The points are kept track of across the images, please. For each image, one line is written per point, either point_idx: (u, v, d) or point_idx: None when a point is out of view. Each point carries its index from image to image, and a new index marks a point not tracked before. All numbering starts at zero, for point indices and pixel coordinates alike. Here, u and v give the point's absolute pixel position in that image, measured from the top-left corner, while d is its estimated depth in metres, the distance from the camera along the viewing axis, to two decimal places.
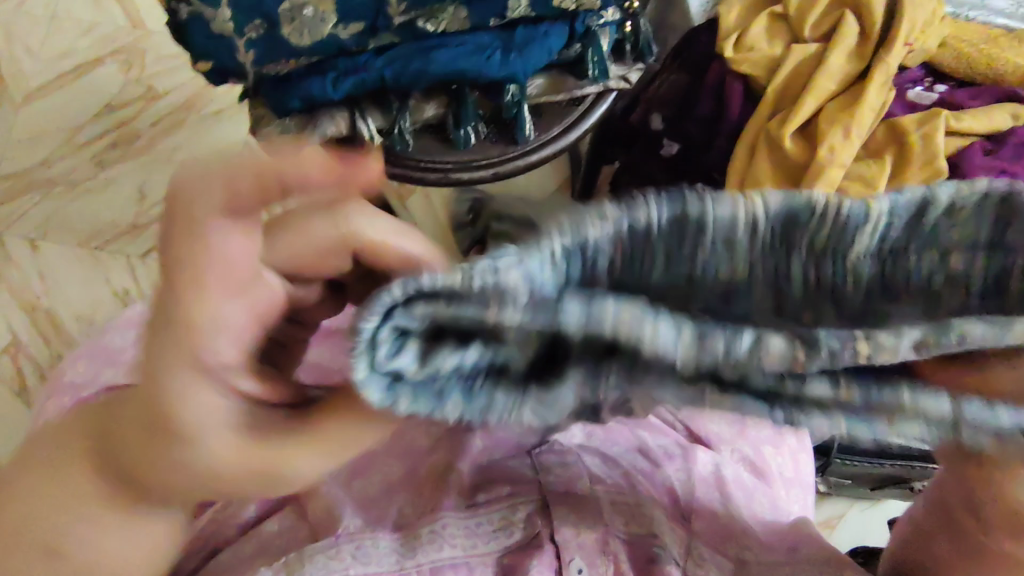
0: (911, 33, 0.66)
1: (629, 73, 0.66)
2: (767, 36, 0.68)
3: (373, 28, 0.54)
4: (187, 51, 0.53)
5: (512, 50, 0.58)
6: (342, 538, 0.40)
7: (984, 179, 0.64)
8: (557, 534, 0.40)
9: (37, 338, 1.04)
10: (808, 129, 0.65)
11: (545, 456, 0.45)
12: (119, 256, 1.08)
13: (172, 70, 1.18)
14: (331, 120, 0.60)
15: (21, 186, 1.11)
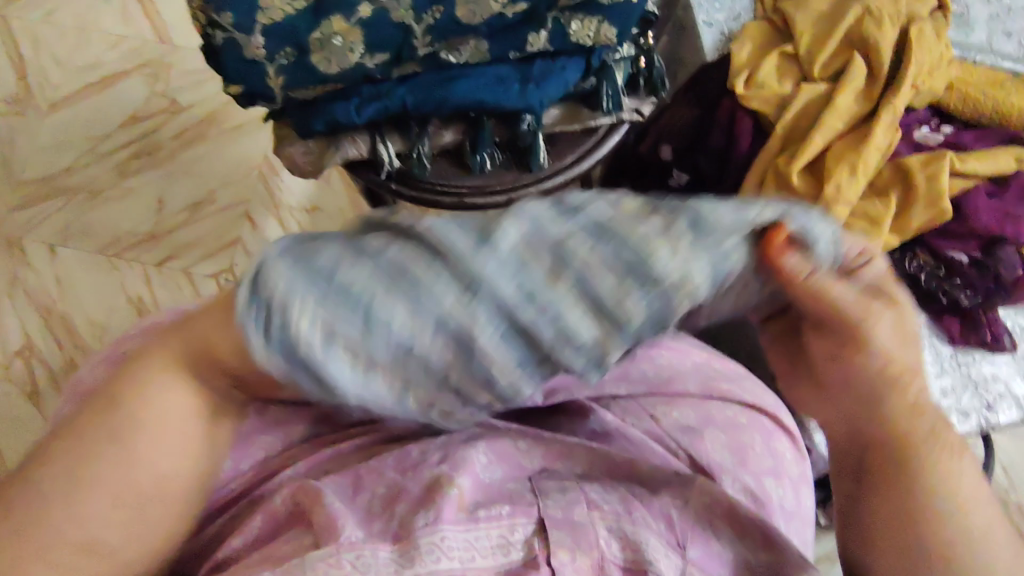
0: (918, 77, 0.67)
1: (642, 105, 0.68)
2: (777, 74, 0.70)
3: (399, 59, 0.56)
4: (219, 74, 0.55)
5: (530, 82, 0.60)
6: (343, 548, 0.40)
7: (988, 221, 0.65)
8: (555, 558, 0.42)
9: (52, 342, 1.06)
10: (817, 165, 0.67)
11: (542, 481, 0.48)
12: (134, 264, 1.11)
13: (197, 91, 1.21)
14: (351, 143, 0.63)
15: (45, 193, 1.14)
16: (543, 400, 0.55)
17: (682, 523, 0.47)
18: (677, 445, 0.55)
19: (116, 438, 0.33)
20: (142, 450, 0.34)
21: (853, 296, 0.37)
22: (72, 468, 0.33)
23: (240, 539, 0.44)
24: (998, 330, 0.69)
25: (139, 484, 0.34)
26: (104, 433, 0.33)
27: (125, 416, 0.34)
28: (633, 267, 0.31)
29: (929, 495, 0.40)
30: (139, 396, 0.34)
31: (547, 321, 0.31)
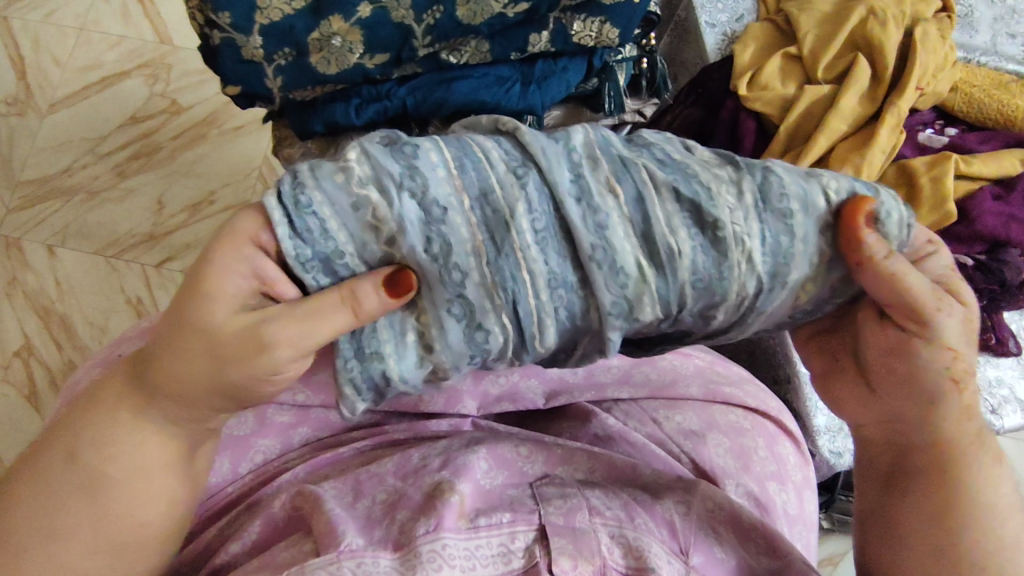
0: (923, 78, 0.67)
1: (643, 107, 0.67)
2: (780, 76, 0.70)
3: (398, 60, 0.56)
4: (217, 75, 0.54)
5: (532, 83, 0.59)
6: (343, 555, 0.39)
7: (993, 224, 0.64)
8: (556, 566, 0.41)
9: (50, 344, 1.05)
10: (820, 168, 0.66)
11: (544, 488, 0.47)
12: (133, 265, 1.10)
13: (196, 91, 1.20)
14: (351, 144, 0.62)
15: (44, 193, 1.13)
16: (544, 404, 0.55)
17: (686, 529, 0.46)
18: (680, 451, 0.54)
19: (90, 480, 0.36)
20: (117, 488, 0.36)
21: (926, 288, 0.38)
22: (45, 501, 0.36)
23: (236, 546, 0.43)
24: (1004, 334, 0.68)
25: (123, 519, 0.36)
26: (76, 477, 0.36)
27: (97, 457, 0.36)
28: (662, 207, 0.35)
29: (965, 502, 0.41)
30: (103, 442, 0.36)
31: (553, 220, 0.34)
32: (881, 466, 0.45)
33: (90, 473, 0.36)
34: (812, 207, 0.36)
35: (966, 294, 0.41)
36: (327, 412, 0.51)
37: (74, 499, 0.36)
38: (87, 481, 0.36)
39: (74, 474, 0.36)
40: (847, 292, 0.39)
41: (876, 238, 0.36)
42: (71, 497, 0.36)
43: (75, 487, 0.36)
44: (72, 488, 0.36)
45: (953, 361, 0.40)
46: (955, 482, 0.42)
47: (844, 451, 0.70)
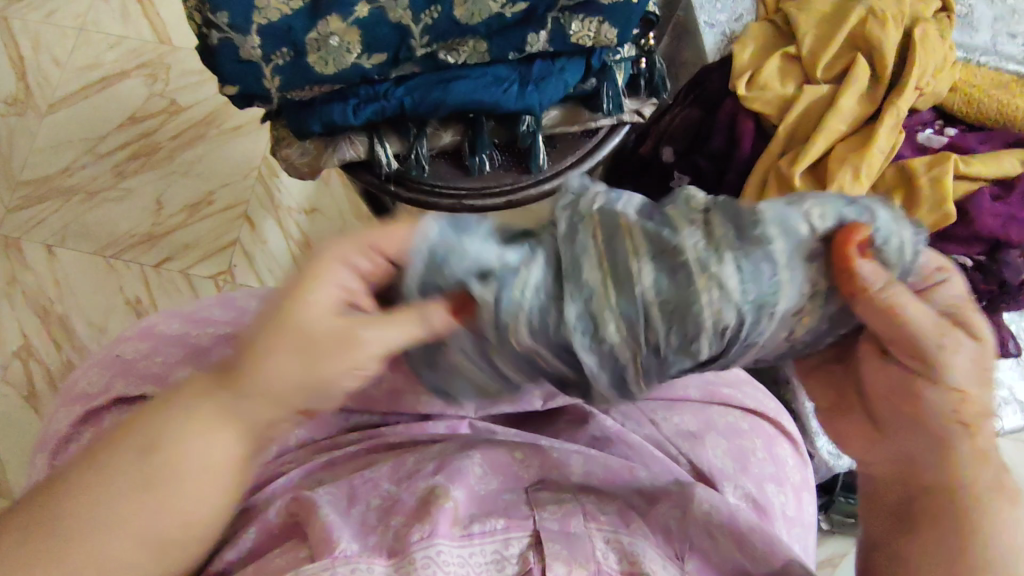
0: (922, 78, 0.67)
1: (643, 107, 0.67)
2: (780, 75, 0.69)
3: (396, 60, 0.56)
4: (216, 75, 0.54)
5: (529, 83, 0.59)
6: (337, 563, 0.39)
7: (992, 225, 0.64)
8: (551, 571, 0.41)
9: (49, 343, 1.05)
10: (818, 167, 0.66)
11: (538, 493, 0.47)
12: (132, 266, 1.10)
13: (195, 90, 1.20)
14: (350, 144, 0.62)
15: (43, 193, 1.13)
16: (542, 405, 0.54)
17: (680, 536, 0.47)
18: (678, 451, 0.55)
19: (161, 481, 0.37)
20: (194, 487, 0.37)
21: (930, 319, 0.38)
22: (116, 509, 0.36)
23: (232, 550, 0.44)
24: (1004, 335, 0.67)
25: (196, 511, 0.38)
26: (146, 483, 0.37)
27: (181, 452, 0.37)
28: (632, 240, 0.33)
29: (980, 541, 0.38)
30: (174, 445, 0.37)
31: (541, 267, 0.34)
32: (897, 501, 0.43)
33: (161, 475, 0.37)
34: (792, 230, 0.33)
35: (981, 329, 0.40)
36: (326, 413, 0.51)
37: (141, 500, 0.36)
38: (165, 482, 0.37)
39: (145, 478, 0.37)
40: (846, 324, 0.38)
41: (873, 268, 0.34)
42: (151, 496, 0.37)
43: (139, 480, 0.37)
44: (140, 501, 0.36)
45: (962, 403, 0.40)
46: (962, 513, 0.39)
47: (844, 453, 0.70)
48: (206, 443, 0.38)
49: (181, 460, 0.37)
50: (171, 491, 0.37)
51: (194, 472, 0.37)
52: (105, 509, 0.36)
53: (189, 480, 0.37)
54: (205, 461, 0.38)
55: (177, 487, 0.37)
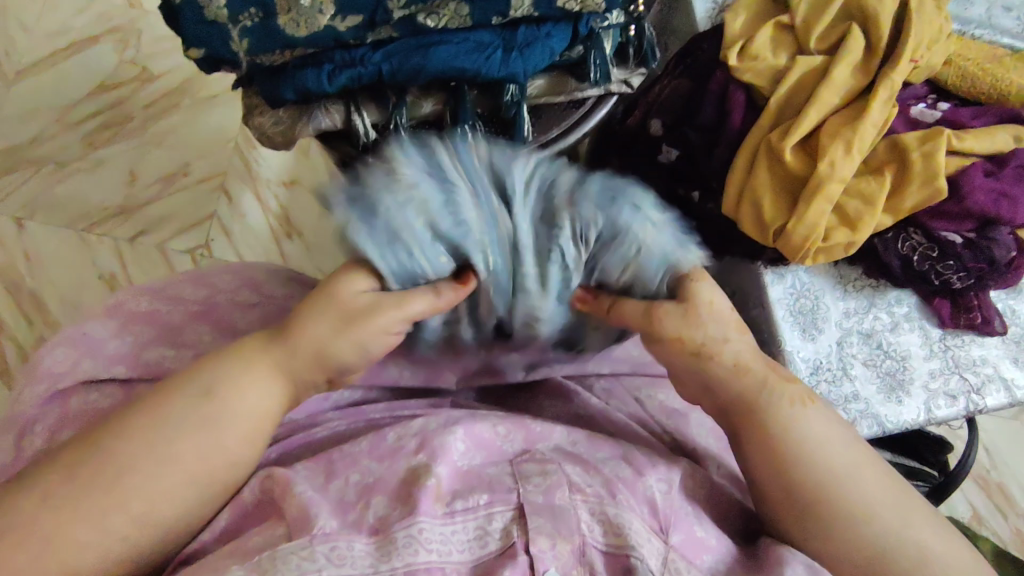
0: (917, 49, 0.65)
1: (631, 77, 0.65)
2: (773, 46, 0.67)
3: (371, 23, 0.53)
4: (177, 35, 0.51)
5: (513, 50, 0.57)
6: (317, 540, 0.37)
7: (983, 201, 0.63)
8: (533, 546, 0.39)
9: (21, 319, 1.03)
10: (810, 141, 0.64)
11: (523, 465, 0.44)
12: (106, 240, 1.07)
13: (168, 56, 1.15)
14: (325, 113, 0.59)
15: (9, 164, 1.09)
16: (525, 376, 0.53)
17: (667, 506, 0.43)
18: (662, 429, 0.53)
19: (211, 403, 0.41)
20: (221, 429, 0.40)
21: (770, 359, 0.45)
22: (149, 443, 0.39)
23: (205, 534, 0.41)
24: (990, 313, 0.67)
25: (221, 445, 0.40)
26: (193, 410, 0.40)
27: (220, 388, 0.41)
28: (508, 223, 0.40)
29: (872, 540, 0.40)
30: (228, 388, 0.41)
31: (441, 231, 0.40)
32: (782, 516, 0.42)
33: (217, 412, 0.40)
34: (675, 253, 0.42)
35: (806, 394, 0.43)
36: (303, 392, 0.50)
37: (176, 444, 0.39)
38: (191, 409, 0.40)
39: (198, 409, 0.40)
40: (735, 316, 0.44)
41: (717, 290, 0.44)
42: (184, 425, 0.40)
43: (195, 393, 0.41)
44: (177, 414, 0.40)
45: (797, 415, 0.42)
46: (846, 526, 0.40)
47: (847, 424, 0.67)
48: (200, 417, 0.40)
49: (225, 394, 0.41)
50: (216, 420, 0.40)
51: (188, 419, 0.40)
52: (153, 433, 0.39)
53: (218, 407, 0.41)
54: (238, 400, 0.41)
55: (221, 415, 0.41)
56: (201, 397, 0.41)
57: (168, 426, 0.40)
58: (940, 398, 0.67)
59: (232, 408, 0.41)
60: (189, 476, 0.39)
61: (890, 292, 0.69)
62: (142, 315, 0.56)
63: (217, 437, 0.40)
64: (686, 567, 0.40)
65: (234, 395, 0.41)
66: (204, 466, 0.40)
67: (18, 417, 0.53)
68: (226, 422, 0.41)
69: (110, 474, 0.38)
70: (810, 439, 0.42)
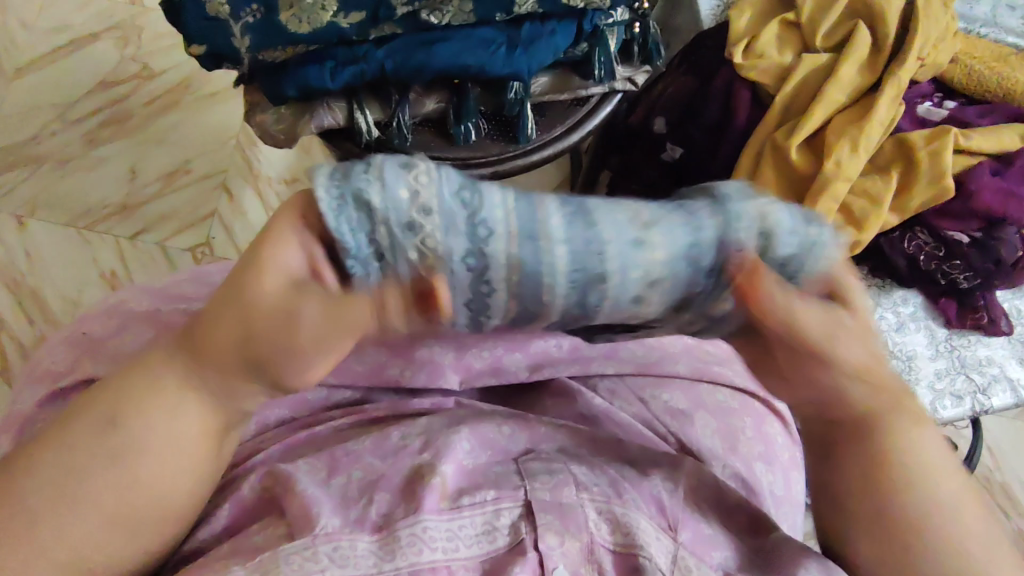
0: (925, 47, 0.64)
1: (635, 75, 0.64)
2: (778, 43, 0.67)
3: (374, 19, 0.52)
4: (180, 32, 0.51)
5: (518, 47, 0.56)
6: (320, 539, 0.37)
7: (990, 200, 0.63)
8: (542, 543, 0.38)
9: (20, 318, 1.02)
10: (816, 140, 0.64)
11: (529, 463, 0.43)
12: (105, 237, 1.06)
13: (169, 54, 1.15)
14: (328, 110, 0.59)
15: (9, 161, 1.08)
16: (528, 376, 0.52)
17: (674, 506, 0.43)
18: (666, 430, 0.53)
19: (115, 430, 0.35)
20: (138, 460, 0.34)
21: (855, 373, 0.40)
22: (60, 479, 0.34)
23: (207, 530, 0.41)
24: (996, 313, 0.67)
25: (143, 477, 0.35)
26: (96, 438, 0.34)
27: (131, 411, 0.35)
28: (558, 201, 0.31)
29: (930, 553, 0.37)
30: (138, 411, 0.35)
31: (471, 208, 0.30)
32: (833, 520, 0.40)
33: (125, 443, 0.34)
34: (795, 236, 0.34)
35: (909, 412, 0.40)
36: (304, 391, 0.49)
37: (89, 481, 0.34)
38: (100, 437, 0.35)
39: (98, 438, 0.34)
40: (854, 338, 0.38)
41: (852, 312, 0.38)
42: (99, 453, 0.34)
43: (100, 418, 0.35)
44: (81, 444, 0.35)
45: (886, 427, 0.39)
46: (904, 528, 0.37)
47: None
48: (110, 450, 0.34)
49: (130, 421, 0.35)
50: (118, 453, 0.34)
51: (97, 451, 0.34)
52: (59, 469, 0.34)
53: (131, 435, 0.35)
54: (162, 423, 0.35)
55: (127, 443, 0.34)
56: (104, 422, 0.35)
57: (85, 458, 0.34)
58: (946, 398, 0.66)
59: (152, 427, 0.35)
60: (115, 513, 0.35)
61: (895, 291, 0.69)
62: (141, 314, 0.56)
63: (134, 472, 0.34)
64: (695, 563, 0.40)
65: (144, 418, 0.35)
66: (132, 507, 0.35)
67: (16, 418, 0.52)
68: (139, 449, 0.35)
69: (21, 520, 0.34)
70: (901, 452, 0.39)
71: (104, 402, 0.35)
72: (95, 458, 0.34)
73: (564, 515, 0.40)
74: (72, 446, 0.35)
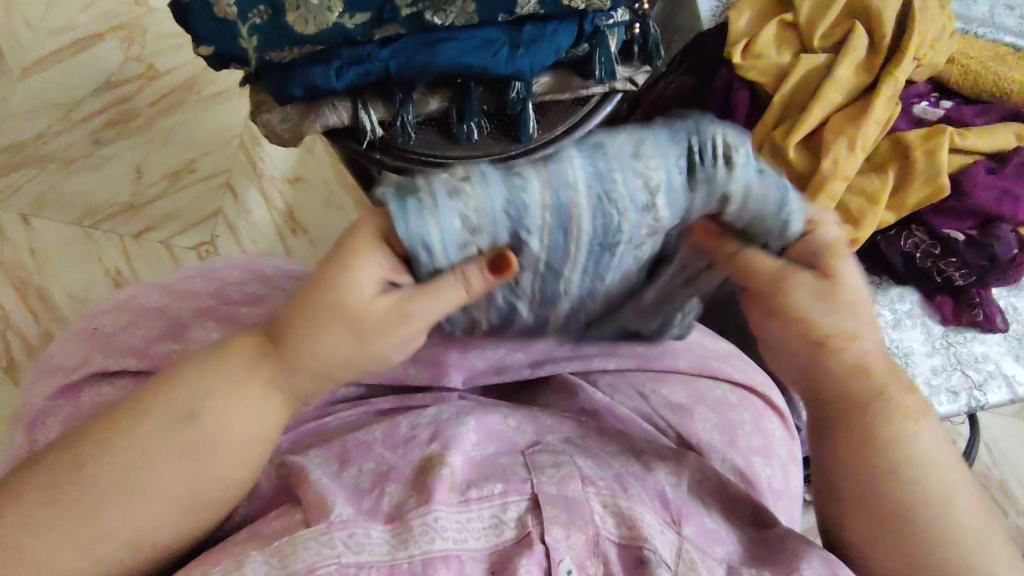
0: (921, 47, 0.65)
1: (637, 74, 0.65)
2: (776, 43, 0.68)
3: (379, 19, 0.53)
4: (190, 34, 0.52)
5: (520, 47, 0.57)
6: (335, 525, 0.37)
7: (986, 199, 0.64)
8: (549, 535, 0.39)
9: (28, 316, 1.03)
10: (814, 139, 0.65)
11: (536, 456, 0.44)
12: (112, 236, 1.07)
13: (174, 53, 1.16)
14: (333, 110, 0.60)
15: (16, 160, 1.10)
16: (530, 372, 0.53)
17: (677, 499, 0.44)
18: (667, 425, 0.54)
19: (193, 419, 0.34)
20: (218, 457, 0.35)
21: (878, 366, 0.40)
22: (130, 467, 0.34)
23: (224, 518, 0.42)
24: (992, 310, 0.68)
25: (221, 466, 0.35)
26: (167, 426, 0.34)
27: (208, 399, 0.35)
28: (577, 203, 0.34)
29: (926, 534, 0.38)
30: (210, 408, 0.35)
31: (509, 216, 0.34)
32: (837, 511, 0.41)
33: (207, 441, 0.35)
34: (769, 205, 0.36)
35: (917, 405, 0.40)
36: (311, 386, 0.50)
37: (167, 468, 0.34)
38: (174, 427, 0.34)
39: (182, 423, 0.34)
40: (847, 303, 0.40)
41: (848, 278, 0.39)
42: (180, 440, 0.34)
43: (175, 410, 0.35)
44: (151, 433, 0.34)
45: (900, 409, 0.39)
46: (905, 505, 0.38)
47: None
48: (182, 441, 0.34)
49: (206, 413, 0.35)
50: (210, 437, 0.35)
51: (164, 437, 0.34)
52: (131, 449, 0.34)
53: (213, 421, 0.35)
54: (242, 421, 0.35)
55: (212, 437, 0.35)
56: (182, 412, 0.34)
57: (156, 446, 0.34)
58: (942, 394, 0.67)
59: (239, 415, 0.35)
60: (178, 506, 0.34)
61: (892, 289, 0.69)
62: (150, 310, 0.57)
63: (213, 458, 0.35)
64: (700, 556, 0.41)
65: (225, 408, 0.35)
66: (195, 500, 0.35)
67: (29, 409, 0.53)
68: (215, 437, 0.35)
69: (84, 502, 0.33)
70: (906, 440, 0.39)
71: (175, 390, 0.35)
72: (167, 448, 0.34)
73: (573, 513, 0.40)
74: (136, 437, 0.34)
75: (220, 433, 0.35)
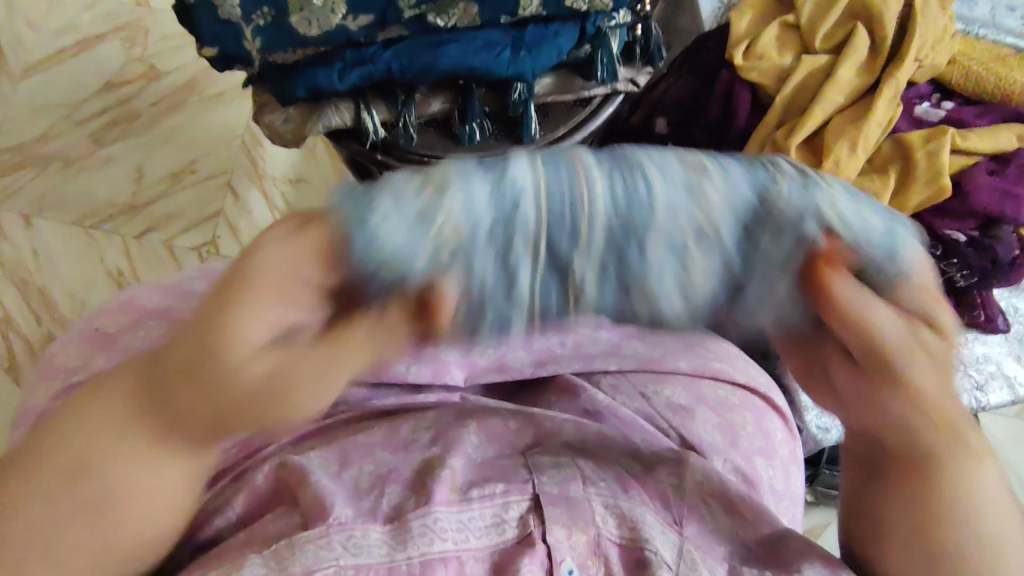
0: (922, 49, 0.65)
1: (637, 75, 0.66)
2: (778, 45, 0.68)
3: (383, 22, 0.54)
4: (193, 35, 0.52)
5: (522, 49, 0.58)
6: (334, 529, 0.37)
7: (986, 200, 0.64)
8: (550, 535, 0.39)
9: (29, 316, 1.03)
10: (816, 140, 0.65)
11: (536, 457, 0.45)
12: (113, 236, 1.07)
13: (175, 53, 1.16)
14: (335, 111, 0.60)
15: (18, 160, 1.10)
16: (532, 372, 0.54)
17: (678, 501, 0.44)
18: (668, 426, 0.54)
19: (84, 473, 0.31)
20: (126, 509, 0.31)
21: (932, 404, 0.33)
22: (33, 534, 0.31)
23: (222, 519, 0.42)
24: (992, 310, 0.68)
25: (135, 516, 0.32)
26: (60, 484, 0.31)
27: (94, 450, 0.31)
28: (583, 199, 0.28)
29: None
30: (105, 457, 0.31)
31: (492, 212, 0.28)
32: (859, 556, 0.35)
33: (109, 493, 0.31)
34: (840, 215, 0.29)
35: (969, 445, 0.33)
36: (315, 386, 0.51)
37: (70, 527, 0.31)
38: (69, 484, 0.31)
39: (74, 478, 0.31)
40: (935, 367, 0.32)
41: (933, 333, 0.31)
42: (76, 495, 0.31)
43: (64, 464, 0.31)
44: (44, 493, 0.31)
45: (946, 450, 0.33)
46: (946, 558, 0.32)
47: (832, 428, 0.68)
48: (82, 497, 0.31)
49: (103, 465, 0.31)
50: (106, 487, 0.31)
51: (64, 494, 0.31)
52: (31, 511, 0.31)
53: (103, 472, 0.31)
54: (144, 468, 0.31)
55: (111, 488, 0.31)
56: (69, 466, 0.31)
57: (57, 504, 0.31)
58: None
59: (139, 459, 0.31)
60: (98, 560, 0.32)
61: None
62: (153, 311, 0.57)
63: (122, 510, 0.31)
64: (701, 557, 0.41)
65: (119, 457, 0.31)
66: (121, 549, 0.33)
67: (32, 408, 0.54)
68: (116, 489, 0.31)
69: None
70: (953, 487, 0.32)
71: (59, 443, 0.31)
72: (65, 508, 0.31)
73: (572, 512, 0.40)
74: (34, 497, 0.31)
75: (121, 486, 0.31)
